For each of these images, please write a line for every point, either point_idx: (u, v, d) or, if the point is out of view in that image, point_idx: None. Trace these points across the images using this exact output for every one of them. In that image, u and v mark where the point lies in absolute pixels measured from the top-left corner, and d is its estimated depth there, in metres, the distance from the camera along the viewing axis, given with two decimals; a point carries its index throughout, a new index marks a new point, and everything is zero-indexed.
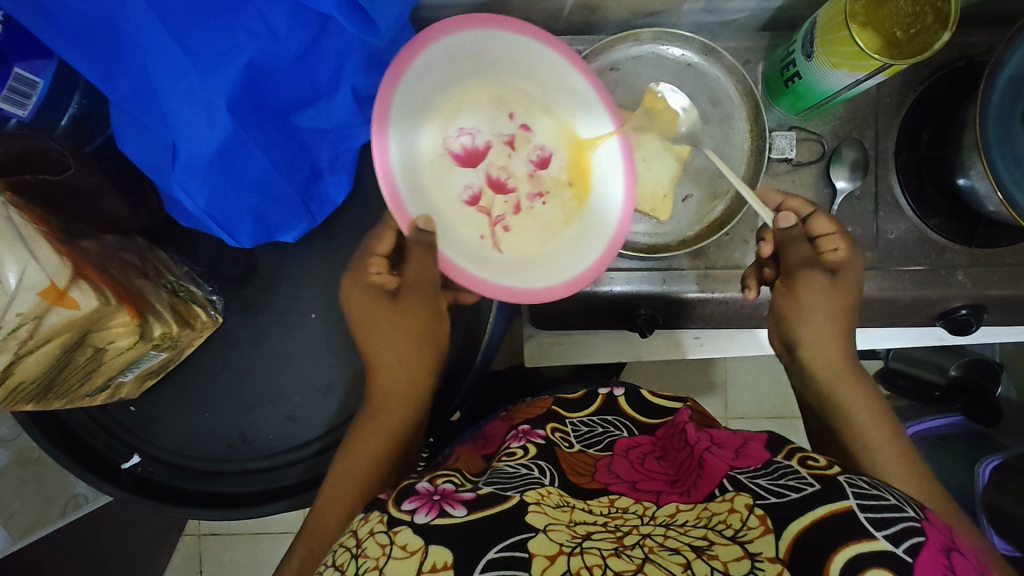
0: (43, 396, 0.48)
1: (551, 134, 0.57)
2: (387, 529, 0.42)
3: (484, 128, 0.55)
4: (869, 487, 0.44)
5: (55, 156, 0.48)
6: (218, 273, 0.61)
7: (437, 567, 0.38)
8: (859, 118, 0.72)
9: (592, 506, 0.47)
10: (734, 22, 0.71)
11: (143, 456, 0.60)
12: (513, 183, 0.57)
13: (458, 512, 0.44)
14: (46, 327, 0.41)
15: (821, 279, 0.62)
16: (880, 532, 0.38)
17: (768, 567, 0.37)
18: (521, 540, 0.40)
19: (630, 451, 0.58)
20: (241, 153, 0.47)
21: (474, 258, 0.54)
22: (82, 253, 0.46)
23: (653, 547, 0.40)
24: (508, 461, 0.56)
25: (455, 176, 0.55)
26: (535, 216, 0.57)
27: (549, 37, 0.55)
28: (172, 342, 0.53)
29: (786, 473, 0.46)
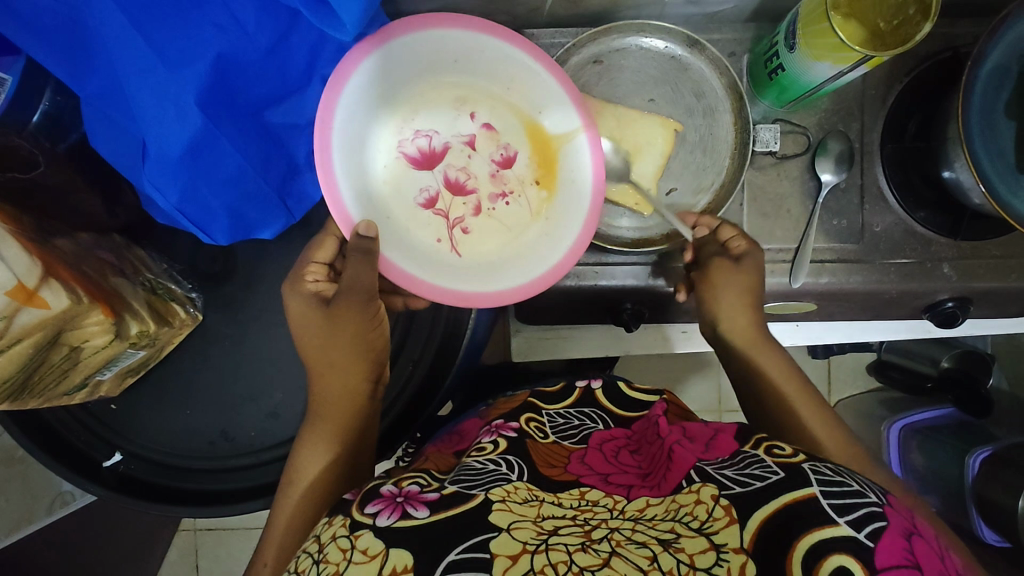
0: (18, 395, 0.47)
1: (514, 134, 0.57)
2: (349, 533, 0.43)
3: (442, 130, 0.56)
4: (833, 474, 0.44)
5: (24, 154, 0.48)
6: (197, 271, 0.61)
7: (396, 571, 0.39)
8: (844, 110, 0.72)
9: (563, 499, 0.47)
10: (717, 14, 0.70)
11: (125, 454, 0.60)
12: (473, 185, 0.57)
13: (420, 514, 0.44)
14: (17, 327, 0.41)
15: (725, 263, 0.66)
16: (843, 518, 0.38)
17: (733, 559, 0.38)
18: (481, 541, 0.40)
19: (604, 444, 0.57)
20: (213, 148, 0.46)
21: (428, 261, 0.54)
22: (56, 252, 0.45)
23: (619, 541, 0.40)
24: (477, 456, 0.55)
25: (411, 179, 0.55)
26: (497, 217, 0.57)
27: (511, 32, 0.54)
28: (150, 340, 0.53)
29: (751, 462, 0.46)
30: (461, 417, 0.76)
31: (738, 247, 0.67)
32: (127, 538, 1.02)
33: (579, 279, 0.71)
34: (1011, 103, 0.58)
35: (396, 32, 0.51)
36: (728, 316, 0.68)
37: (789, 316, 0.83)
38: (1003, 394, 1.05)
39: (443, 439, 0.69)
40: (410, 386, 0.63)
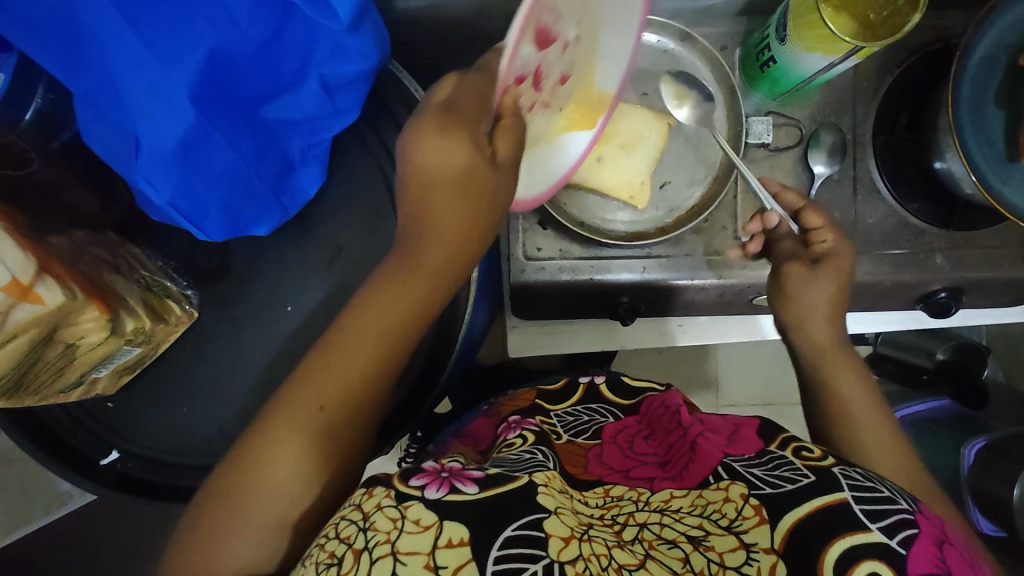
0: (14, 392, 0.47)
1: (587, 55, 0.53)
2: (398, 504, 0.40)
3: (561, 20, 0.45)
4: (864, 479, 0.43)
5: (17, 152, 0.48)
6: (193, 268, 0.61)
7: (454, 543, 0.38)
8: (837, 103, 0.72)
9: (588, 498, 0.48)
10: (709, 7, 0.71)
11: (122, 452, 0.60)
12: (544, 82, 0.50)
13: (469, 490, 0.42)
14: (12, 323, 0.41)
15: (801, 268, 0.60)
16: (874, 524, 0.38)
17: (763, 559, 0.38)
18: (536, 519, 0.40)
19: (618, 437, 0.59)
20: (206, 144, 0.46)
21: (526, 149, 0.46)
22: (50, 250, 0.45)
23: (651, 542, 0.41)
24: (509, 448, 0.55)
25: (520, 54, 0.43)
26: (535, 121, 0.53)
27: None
28: (146, 337, 0.53)
29: (781, 464, 0.46)
30: (467, 414, 0.76)
31: (821, 246, 0.61)
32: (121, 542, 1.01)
33: (575, 272, 0.71)
34: (999, 92, 0.58)
35: None
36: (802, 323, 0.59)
37: None
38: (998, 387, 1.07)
39: (454, 439, 0.69)
40: (407, 381, 0.62)
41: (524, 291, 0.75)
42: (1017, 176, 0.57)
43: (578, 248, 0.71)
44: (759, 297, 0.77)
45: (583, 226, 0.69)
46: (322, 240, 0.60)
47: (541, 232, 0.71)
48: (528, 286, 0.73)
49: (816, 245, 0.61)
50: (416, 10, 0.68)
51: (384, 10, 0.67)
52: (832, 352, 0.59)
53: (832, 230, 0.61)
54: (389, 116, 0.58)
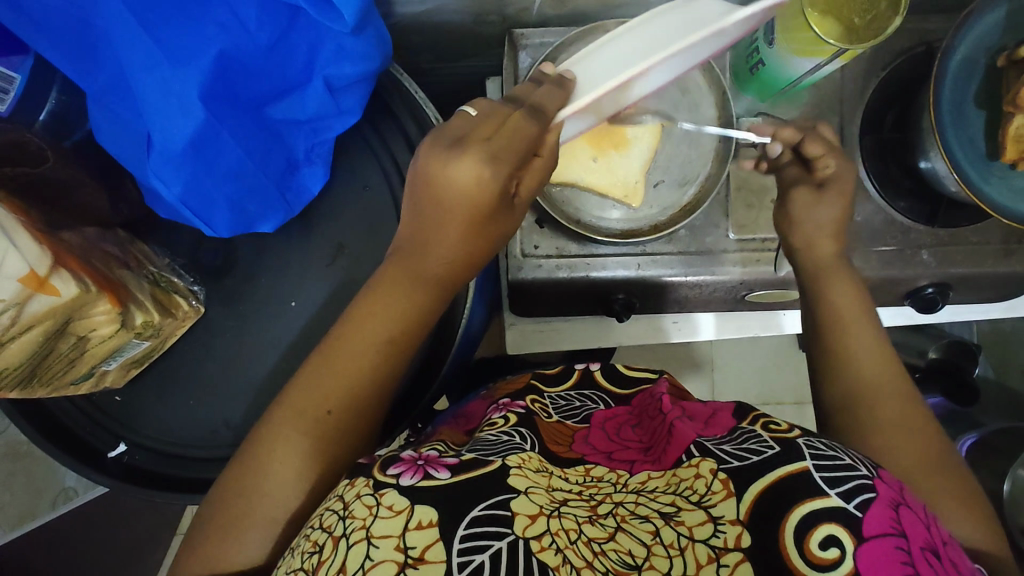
0: (27, 383, 0.49)
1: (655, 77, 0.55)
2: (374, 491, 0.43)
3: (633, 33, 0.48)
4: (826, 448, 0.44)
5: (34, 149, 0.50)
6: (198, 264, 0.62)
7: (423, 525, 0.40)
8: (824, 104, 0.75)
9: (569, 475, 0.50)
10: None
11: (129, 444, 0.61)
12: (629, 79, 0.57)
13: (441, 475, 0.45)
14: (28, 314, 0.43)
15: (807, 193, 0.60)
16: (833, 490, 0.40)
17: (729, 530, 0.40)
18: (502, 500, 0.42)
19: (607, 423, 0.60)
20: (215, 142, 0.48)
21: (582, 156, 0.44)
22: (64, 244, 0.47)
23: (624, 516, 0.43)
24: (491, 430, 0.57)
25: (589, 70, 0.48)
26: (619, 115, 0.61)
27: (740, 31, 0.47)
28: (154, 330, 0.55)
29: (750, 437, 0.47)
30: (463, 400, 0.79)
31: (824, 171, 0.60)
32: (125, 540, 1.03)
33: (572, 270, 0.73)
34: (979, 93, 0.61)
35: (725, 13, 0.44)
36: (812, 243, 0.60)
37: (777, 304, 0.86)
38: (990, 385, 1.08)
39: (450, 421, 0.71)
40: (408, 374, 0.64)
41: (521, 288, 0.76)
42: (996, 175, 0.59)
43: (574, 246, 0.73)
44: (753, 293, 0.79)
45: (579, 223, 0.71)
46: (324, 237, 0.62)
47: (538, 230, 0.73)
48: (526, 284, 0.75)
49: (819, 170, 0.60)
50: (416, 18, 0.71)
51: (386, 15, 0.69)
52: (834, 273, 0.59)
53: (836, 154, 0.59)
54: (390, 117, 0.60)
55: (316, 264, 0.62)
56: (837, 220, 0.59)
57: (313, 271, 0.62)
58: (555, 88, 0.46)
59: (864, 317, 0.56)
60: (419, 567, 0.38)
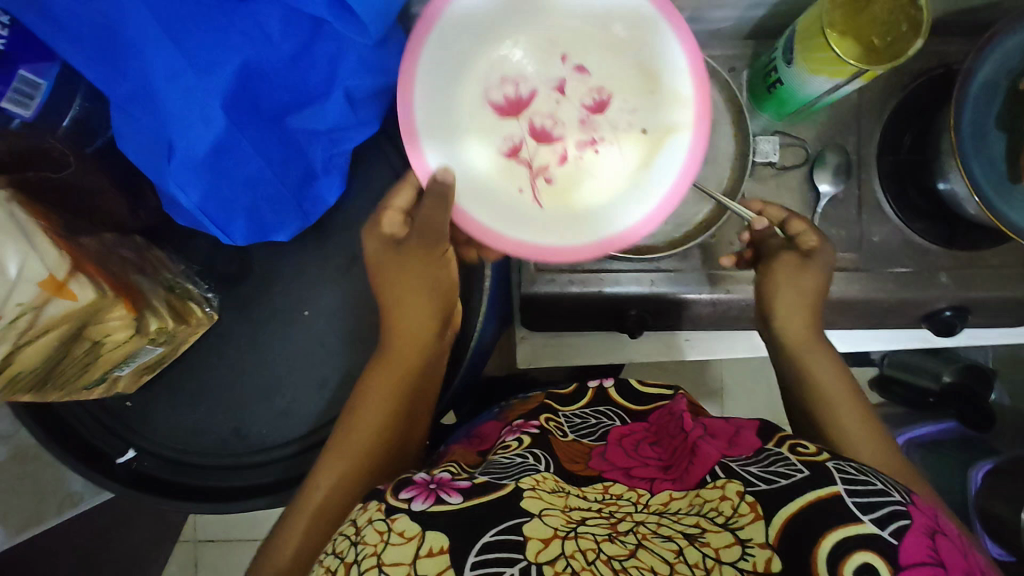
0: (41, 387, 0.49)
1: (609, 73, 0.48)
2: (386, 517, 0.45)
3: (532, 74, 0.48)
4: (856, 472, 0.44)
5: (56, 155, 0.50)
6: (213, 271, 0.62)
7: (433, 551, 0.41)
8: (842, 124, 0.75)
9: (587, 493, 0.50)
10: (718, 31, 0.73)
11: (138, 451, 0.60)
12: (561, 132, 0.48)
13: (454, 499, 0.46)
14: (45, 318, 0.43)
15: (792, 262, 0.62)
16: (867, 516, 0.39)
17: (759, 553, 0.39)
18: (516, 524, 0.43)
19: (624, 439, 0.60)
20: (236, 149, 0.49)
21: (500, 215, 0.47)
22: (82, 249, 0.47)
23: (645, 534, 0.43)
24: (504, 452, 0.58)
25: (497, 130, 0.48)
26: (590, 163, 0.48)
27: None
28: (167, 337, 0.55)
29: (777, 460, 0.47)
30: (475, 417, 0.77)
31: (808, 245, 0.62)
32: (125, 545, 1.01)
33: (584, 285, 0.73)
34: (1002, 115, 0.60)
35: None
36: (783, 313, 0.62)
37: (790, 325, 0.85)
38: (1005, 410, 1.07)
39: (463, 440, 0.71)
40: None
41: (533, 302, 0.76)
42: (1019, 198, 0.58)
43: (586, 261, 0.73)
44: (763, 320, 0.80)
45: None
46: (340, 247, 0.62)
47: None
48: (537, 298, 0.75)
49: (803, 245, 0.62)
50: None
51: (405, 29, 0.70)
52: (799, 342, 0.62)
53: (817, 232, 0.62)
54: None
55: (332, 274, 0.62)
56: (817, 278, 0.61)
57: (329, 281, 0.62)
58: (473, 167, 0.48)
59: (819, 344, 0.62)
60: None
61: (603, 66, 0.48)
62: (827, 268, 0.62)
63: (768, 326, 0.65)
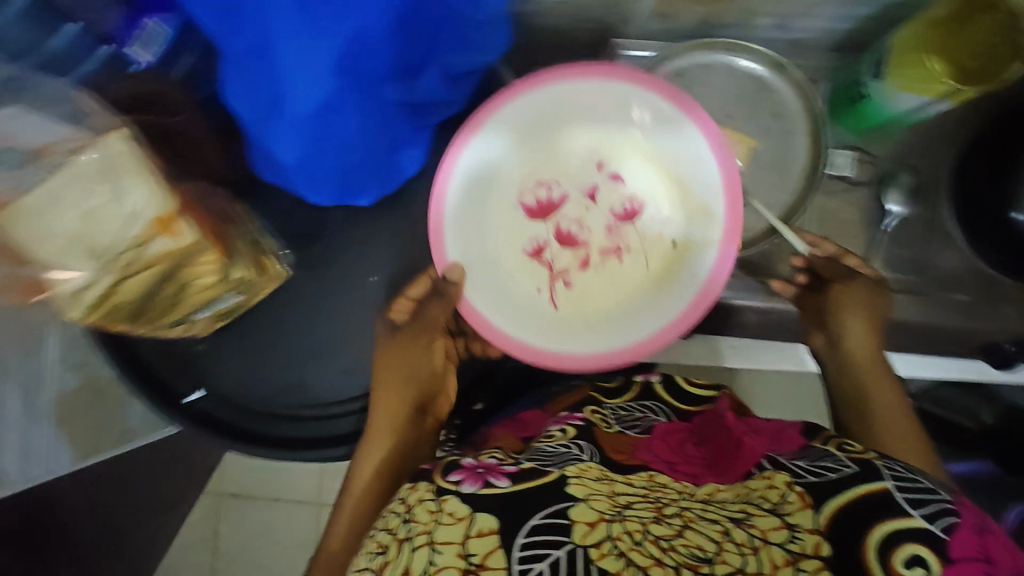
0: (133, 318, 0.52)
1: (642, 185, 0.56)
2: (437, 497, 0.48)
3: (564, 182, 0.57)
4: (905, 471, 0.44)
5: (168, 101, 0.53)
6: (290, 229, 0.64)
7: (483, 532, 0.43)
8: (920, 146, 0.73)
9: (633, 480, 0.49)
10: (803, 40, 0.72)
11: (204, 392, 0.63)
12: (586, 236, 0.57)
13: (500, 483, 0.48)
14: (148, 255, 0.45)
15: (866, 288, 0.65)
16: (917, 511, 0.39)
17: (807, 538, 0.40)
18: (561, 508, 0.44)
19: (669, 434, 0.59)
20: (338, 112, 0.50)
21: (513, 309, 0.57)
22: (187, 194, 0.49)
23: (691, 518, 0.43)
24: (548, 441, 0.58)
25: (525, 229, 0.58)
26: (609, 270, 0.57)
27: (587, 67, 0.53)
28: (247, 286, 0.57)
29: (825, 456, 0.47)
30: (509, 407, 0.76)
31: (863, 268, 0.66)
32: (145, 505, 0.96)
33: None
34: None
35: (520, 92, 0.54)
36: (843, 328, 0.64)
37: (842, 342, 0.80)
38: None
39: (503, 422, 0.68)
40: None
41: None
42: None
43: None
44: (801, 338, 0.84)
45: None
46: (414, 219, 0.65)
47: None
48: None
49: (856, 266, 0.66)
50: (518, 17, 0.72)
51: None
52: (859, 359, 0.64)
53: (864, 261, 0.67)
54: None
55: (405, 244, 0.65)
56: (866, 309, 0.64)
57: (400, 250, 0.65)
58: (499, 263, 0.58)
59: (877, 367, 0.63)
60: (480, 573, 0.40)
61: (634, 177, 0.56)
62: (871, 293, 0.65)
63: (835, 345, 0.65)
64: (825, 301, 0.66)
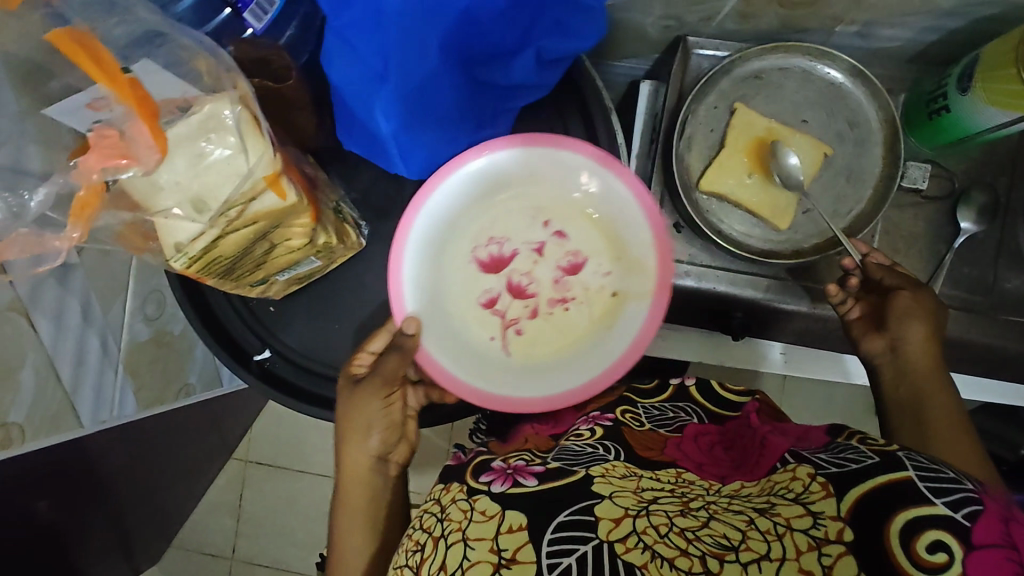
0: (225, 275, 0.53)
1: (584, 242, 0.59)
2: (468, 497, 0.49)
3: (514, 238, 0.59)
4: (928, 461, 0.43)
5: (277, 67, 0.55)
6: (367, 202, 0.66)
7: (513, 528, 0.43)
8: (995, 164, 0.73)
9: (660, 474, 0.50)
10: (883, 51, 0.72)
11: (272, 352, 0.65)
12: (535, 289, 0.59)
13: (528, 482, 0.49)
14: (253, 210, 0.47)
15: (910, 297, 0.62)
16: (939, 499, 0.39)
17: (829, 524, 0.40)
18: (587, 505, 0.44)
19: (699, 436, 0.58)
20: (437, 90, 0.53)
21: (463, 355, 0.59)
22: (288, 158, 0.52)
23: (717, 510, 0.43)
24: (576, 439, 0.58)
25: (477, 281, 0.60)
26: (557, 319, 0.59)
27: (530, 137, 0.57)
28: (328, 253, 0.59)
29: (847, 448, 0.47)
30: None
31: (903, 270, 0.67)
32: (191, 457, 1.00)
33: (699, 279, 0.77)
34: None
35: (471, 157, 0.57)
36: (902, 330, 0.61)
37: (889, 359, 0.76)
38: None
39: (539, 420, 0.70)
40: None
41: None
42: None
43: (707, 256, 0.76)
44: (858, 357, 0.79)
45: (719, 235, 0.72)
46: None
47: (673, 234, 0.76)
48: None
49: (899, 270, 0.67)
50: None
51: None
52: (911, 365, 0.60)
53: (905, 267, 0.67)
54: (576, 99, 0.63)
55: None
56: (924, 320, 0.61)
57: None
58: (452, 312, 0.59)
59: (934, 381, 0.59)
60: (511, 567, 0.41)
61: (576, 234, 0.59)
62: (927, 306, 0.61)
63: (896, 349, 0.61)
64: (886, 308, 0.62)
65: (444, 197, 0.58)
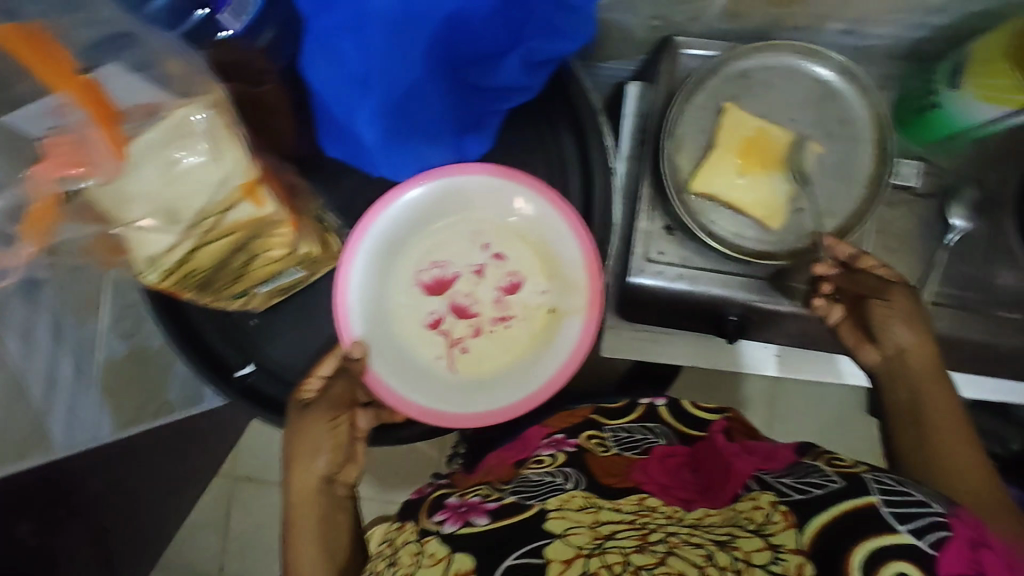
0: (199, 288, 0.51)
1: (523, 262, 0.60)
2: (420, 538, 0.49)
3: (455, 261, 0.60)
4: (894, 484, 0.43)
5: (254, 71, 0.53)
6: (351, 211, 0.64)
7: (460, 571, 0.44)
8: (986, 160, 0.72)
9: (621, 504, 0.49)
10: (872, 48, 0.71)
11: (254, 365, 0.63)
12: (477, 309, 0.60)
13: (480, 521, 0.49)
14: (229, 221, 0.44)
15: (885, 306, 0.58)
16: (903, 526, 0.40)
17: (789, 558, 0.40)
18: (537, 546, 0.44)
19: (666, 457, 0.58)
20: (420, 97, 0.51)
21: (411, 378, 0.59)
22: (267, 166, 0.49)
23: (676, 542, 0.42)
24: (536, 468, 0.57)
25: (422, 304, 0.61)
26: (499, 336, 0.60)
27: (462, 167, 0.57)
28: (311, 263, 0.57)
29: (811, 472, 0.47)
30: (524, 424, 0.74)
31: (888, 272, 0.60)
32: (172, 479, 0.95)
33: (692, 282, 0.76)
34: None
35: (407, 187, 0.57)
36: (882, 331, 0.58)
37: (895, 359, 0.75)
38: None
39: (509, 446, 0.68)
40: None
41: (637, 295, 0.79)
42: None
43: (699, 258, 0.75)
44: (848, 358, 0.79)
45: (713, 236, 0.70)
46: None
47: (665, 237, 0.75)
48: (639, 289, 0.77)
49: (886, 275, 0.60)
50: None
51: None
52: (904, 364, 0.58)
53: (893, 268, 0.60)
54: (563, 101, 0.61)
55: None
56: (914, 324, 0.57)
57: None
58: (400, 331, 0.60)
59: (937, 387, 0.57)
60: None
61: (514, 255, 0.60)
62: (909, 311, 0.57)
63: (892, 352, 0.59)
64: (866, 315, 0.59)
65: (385, 225, 0.58)
